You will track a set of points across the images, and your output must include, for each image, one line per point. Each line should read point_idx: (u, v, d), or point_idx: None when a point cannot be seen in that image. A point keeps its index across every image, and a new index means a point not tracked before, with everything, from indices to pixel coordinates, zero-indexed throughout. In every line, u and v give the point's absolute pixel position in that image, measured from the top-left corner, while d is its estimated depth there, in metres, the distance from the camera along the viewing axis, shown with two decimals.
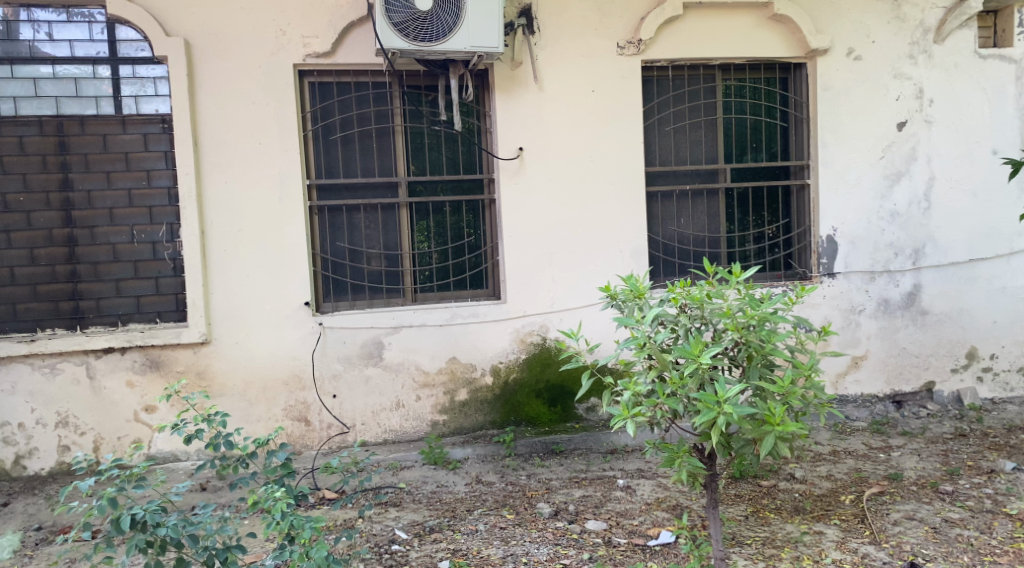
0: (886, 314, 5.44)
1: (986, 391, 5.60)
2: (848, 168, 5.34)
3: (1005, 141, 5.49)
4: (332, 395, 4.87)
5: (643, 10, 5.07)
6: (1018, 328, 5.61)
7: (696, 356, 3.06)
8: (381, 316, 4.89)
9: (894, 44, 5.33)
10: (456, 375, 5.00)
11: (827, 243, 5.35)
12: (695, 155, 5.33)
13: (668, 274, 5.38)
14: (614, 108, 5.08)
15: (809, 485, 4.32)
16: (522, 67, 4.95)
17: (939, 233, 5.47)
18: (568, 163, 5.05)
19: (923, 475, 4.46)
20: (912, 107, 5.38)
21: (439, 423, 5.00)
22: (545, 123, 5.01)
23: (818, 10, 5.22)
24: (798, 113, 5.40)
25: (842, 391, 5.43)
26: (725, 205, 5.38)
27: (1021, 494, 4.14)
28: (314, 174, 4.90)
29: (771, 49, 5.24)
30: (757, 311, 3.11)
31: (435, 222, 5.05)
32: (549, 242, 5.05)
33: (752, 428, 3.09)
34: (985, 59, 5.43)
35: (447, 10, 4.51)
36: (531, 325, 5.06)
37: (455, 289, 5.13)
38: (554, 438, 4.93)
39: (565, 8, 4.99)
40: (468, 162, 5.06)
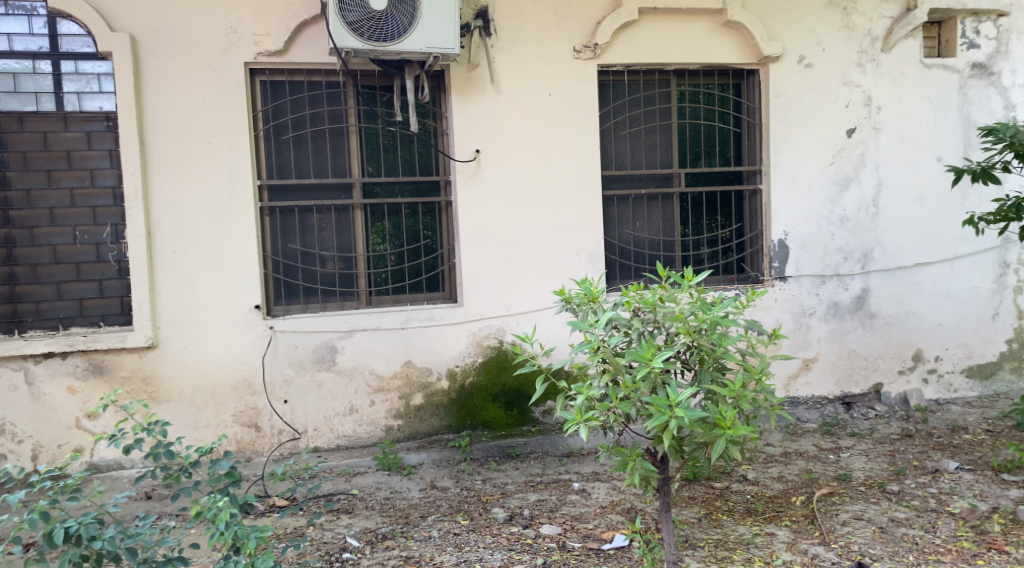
0: (836, 317, 5.54)
1: (931, 392, 5.73)
2: (800, 174, 5.43)
3: (949, 149, 5.63)
4: (283, 400, 4.78)
5: (599, 14, 5.09)
6: (962, 330, 5.76)
7: (648, 360, 3.06)
8: (333, 319, 4.81)
9: (843, 52, 5.44)
10: (411, 380, 4.94)
11: (779, 247, 5.43)
12: (650, 160, 5.37)
13: (624, 277, 5.40)
14: (570, 112, 5.09)
15: (761, 486, 4.37)
16: (478, 69, 4.93)
17: (887, 237, 5.59)
18: (525, 166, 5.04)
19: (872, 475, 4.54)
20: (861, 115, 5.49)
21: (393, 428, 4.94)
22: (501, 126, 4.99)
23: (770, 17, 5.30)
24: (751, 118, 5.47)
25: (793, 393, 5.51)
26: (679, 209, 5.42)
27: (964, 493, 4.24)
28: (265, 174, 4.81)
29: (725, 55, 5.31)
30: (709, 315, 3.13)
31: (390, 224, 4.99)
32: (506, 245, 5.03)
33: (703, 431, 3.11)
34: (930, 68, 5.58)
35: (402, 10, 4.47)
36: (487, 328, 5.03)
37: (411, 292, 5.08)
38: (510, 442, 4.92)
39: (522, 11, 4.98)
40: (424, 163, 5.02)
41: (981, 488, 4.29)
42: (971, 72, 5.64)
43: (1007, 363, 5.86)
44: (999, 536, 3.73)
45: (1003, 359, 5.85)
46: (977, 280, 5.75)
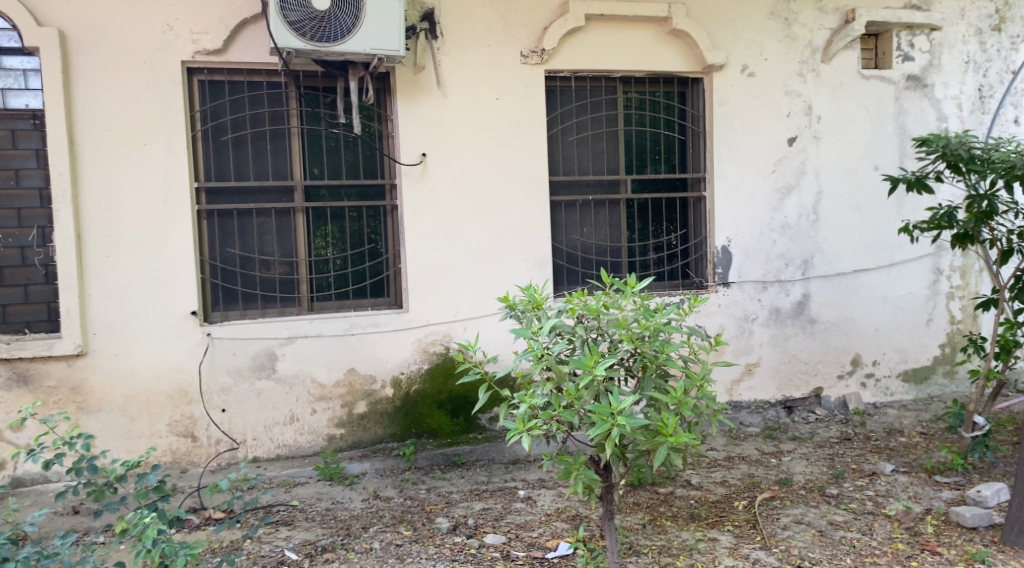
0: (778, 323, 5.62)
1: (870, 396, 5.86)
2: (743, 181, 5.50)
3: (886, 158, 5.78)
4: (221, 409, 4.65)
5: (546, 19, 5.08)
6: (898, 335, 5.91)
7: (591, 367, 3.05)
8: (274, 326, 4.70)
9: (785, 62, 5.54)
10: (354, 388, 4.85)
11: (722, 253, 5.49)
12: (597, 165, 5.37)
13: (571, 283, 5.40)
14: (516, 117, 5.06)
15: (704, 491, 4.40)
16: (424, 72, 4.88)
17: (827, 244, 5.70)
18: (471, 171, 5.00)
19: (812, 479, 4.61)
20: (802, 124, 5.60)
21: (336, 437, 4.84)
22: (447, 129, 4.94)
23: (714, 26, 5.37)
24: (695, 126, 5.53)
25: (736, 397, 5.57)
26: (625, 215, 5.44)
27: (899, 495, 4.34)
28: (203, 177, 4.67)
29: (670, 63, 5.35)
30: (651, 322, 3.14)
31: (333, 228, 4.89)
32: (452, 250, 4.98)
33: (646, 439, 3.11)
34: (867, 80, 5.72)
35: (346, 10, 4.39)
36: (434, 334, 4.96)
37: (354, 297, 4.98)
38: (455, 450, 4.87)
39: (468, 14, 4.94)
40: (369, 166, 4.93)
41: (915, 490, 4.39)
42: (906, 84, 5.80)
43: (941, 367, 6.03)
44: (932, 538, 3.81)
45: (937, 363, 6.02)
46: (912, 287, 5.90)
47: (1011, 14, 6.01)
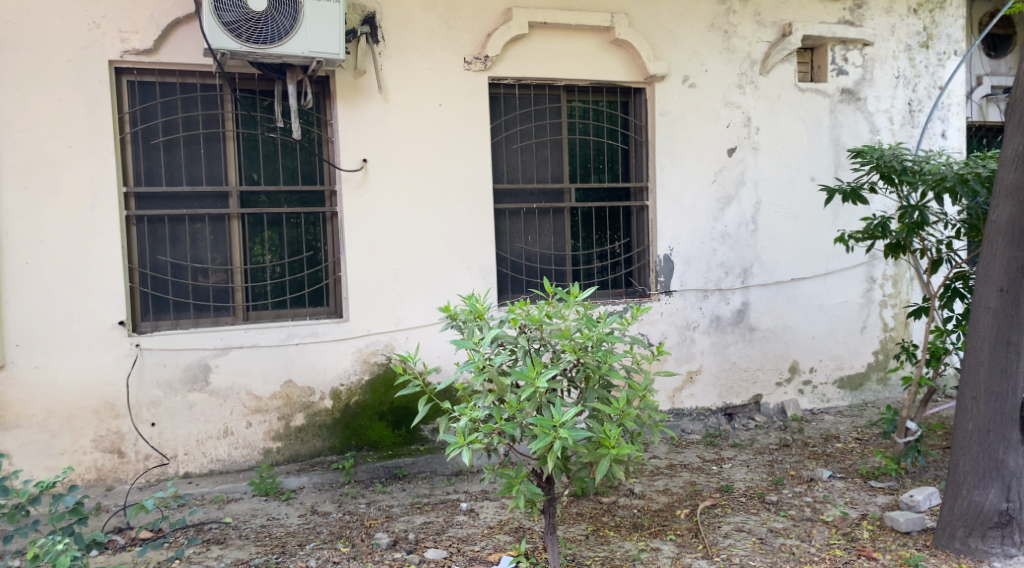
0: (718, 330, 5.68)
1: (806, 402, 5.97)
2: (685, 191, 5.55)
3: (822, 169, 5.90)
4: (150, 423, 4.47)
5: (489, 26, 5.05)
6: (834, 343, 6.04)
7: (533, 379, 3.02)
8: (207, 336, 4.53)
9: (724, 74, 5.62)
10: (292, 400, 4.71)
11: (664, 262, 5.52)
12: (541, 174, 5.35)
13: (516, 291, 5.35)
14: (460, 124, 5.01)
15: (647, 500, 4.41)
16: (365, 76, 4.79)
17: (765, 253, 5.79)
18: (414, 178, 4.92)
19: (752, 486, 4.65)
20: (741, 135, 5.68)
21: (272, 451, 4.71)
22: (389, 135, 4.85)
23: (656, 37, 5.42)
24: (638, 136, 5.55)
25: (678, 405, 5.61)
26: (569, 224, 5.42)
27: (837, 501, 4.41)
28: (132, 182, 4.49)
29: (613, 72, 5.37)
30: (594, 332, 3.11)
31: (271, 235, 4.75)
32: (394, 258, 4.89)
33: (589, 451, 3.08)
34: (803, 92, 5.84)
35: (283, 12, 4.28)
36: (375, 344, 4.86)
37: (292, 307, 4.84)
38: (397, 462, 4.76)
39: (410, 19, 4.88)
40: (308, 172, 4.82)
41: (851, 495, 4.47)
42: (841, 97, 5.94)
43: (874, 373, 6.18)
44: (868, 543, 3.87)
45: (870, 370, 6.16)
46: (847, 295, 6.04)
47: (938, 31, 6.21)
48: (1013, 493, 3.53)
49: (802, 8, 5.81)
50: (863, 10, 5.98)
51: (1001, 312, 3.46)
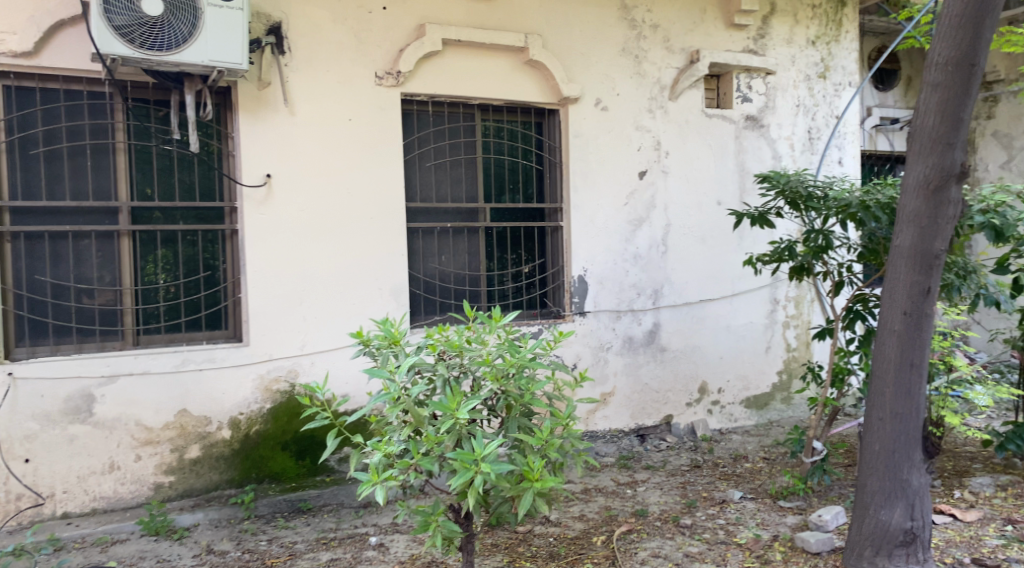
0: (631, 351, 5.68)
1: (715, 422, 6.04)
2: (598, 212, 5.54)
3: (728, 194, 6.02)
4: (23, 460, 4.07)
5: (401, 41, 4.91)
6: (740, 363, 6.14)
7: (453, 411, 2.90)
8: (92, 363, 4.18)
9: (636, 98, 5.66)
10: (186, 430, 4.40)
11: (579, 283, 5.49)
12: (455, 193, 5.22)
13: (429, 313, 5.19)
14: (370, 139, 4.83)
15: (563, 527, 4.32)
16: (270, 88, 4.56)
17: (675, 275, 5.84)
18: (322, 195, 4.71)
19: (666, 510, 4.64)
20: (651, 158, 5.73)
21: (164, 486, 4.37)
22: (295, 150, 4.64)
23: (568, 59, 5.41)
24: (552, 157, 5.52)
25: (592, 427, 5.55)
26: (484, 243, 5.31)
27: (749, 522, 4.43)
28: (7, 196, 4.12)
29: (527, 93, 5.32)
30: (517, 358, 3.05)
31: (164, 253, 4.45)
32: (299, 279, 4.65)
33: (511, 485, 2.97)
34: (710, 118, 5.95)
35: (181, 18, 4.02)
36: (278, 370, 4.60)
37: (187, 330, 4.53)
38: (301, 496, 4.52)
39: (318, 30, 4.69)
40: (206, 188, 4.54)
41: (762, 516, 4.51)
42: (745, 124, 6.10)
43: (779, 393, 6.32)
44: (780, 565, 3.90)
45: (775, 390, 6.30)
46: (752, 316, 6.17)
47: (834, 63, 6.48)
48: (916, 511, 3.60)
49: (709, 36, 5.94)
50: (765, 40, 6.17)
51: (905, 334, 3.51)
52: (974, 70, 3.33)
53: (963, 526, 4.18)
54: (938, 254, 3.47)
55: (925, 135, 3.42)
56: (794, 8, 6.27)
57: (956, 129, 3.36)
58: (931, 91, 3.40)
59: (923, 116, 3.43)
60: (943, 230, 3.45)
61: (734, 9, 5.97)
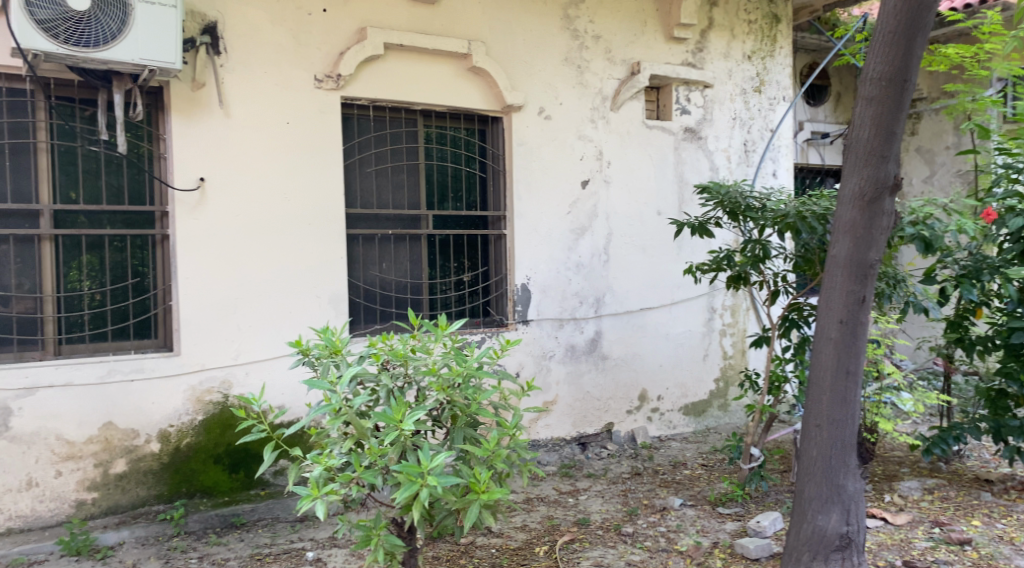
0: (573, 360, 5.68)
1: (655, 429, 6.08)
2: (541, 221, 5.53)
3: (667, 204, 6.09)
4: None
5: (342, 45, 4.82)
6: (679, 371, 6.21)
7: (397, 422, 2.83)
8: (9, 374, 3.96)
9: (578, 108, 5.68)
10: (112, 444, 4.19)
11: (521, 291, 5.47)
12: (396, 200, 5.14)
13: (369, 321, 5.09)
14: (309, 143, 4.72)
15: (505, 538, 4.27)
16: (204, 89, 4.41)
17: (617, 283, 5.88)
18: (258, 200, 4.57)
19: (608, 518, 4.63)
20: (593, 168, 5.75)
21: (86, 502, 4.15)
22: (231, 153, 4.49)
23: (511, 67, 5.40)
24: (495, 164, 5.49)
25: (535, 435, 5.52)
26: (426, 251, 5.24)
27: (689, 529, 4.46)
28: None
29: (470, 100, 5.28)
30: (464, 368, 3.01)
31: (90, 259, 4.25)
32: (233, 286, 4.50)
33: (457, 498, 2.90)
34: (651, 129, 6.02)
35: (109, 14, 3.86)
36: (211, 381, 4.43)
37: (113, 339, 4.33)
38: (234, 510, 4.39)
39: (256, 31, 4.56)
40: (136, 191, 4.36)
41: (703, 523, 4.54)
42: (684, 135, 6.19)
43: (716, 400, 6.41)
44: None
45: (712, 397, 6.39)
46: (691, 324, 6.25)
47: (769, 78, 6.63)
48: (852, 516, 3.66)
49: (649, 49, 6.01)
50: (703, 54, 6.27)
51: (842, 342, 3.59)
52: (906, 86, 3.43)
53: (893, 529, 4.28)
54: (872, 264, 3.55)
55: (860, 147, 3.51)
56: (731, 23, 6.40)
57: (889, 143, 3.46)
58: (866, 105, 3.49)
59: (859, 129, 3.51)
60: (877, 240, 3.54)
61: (674, 23, 6.05)
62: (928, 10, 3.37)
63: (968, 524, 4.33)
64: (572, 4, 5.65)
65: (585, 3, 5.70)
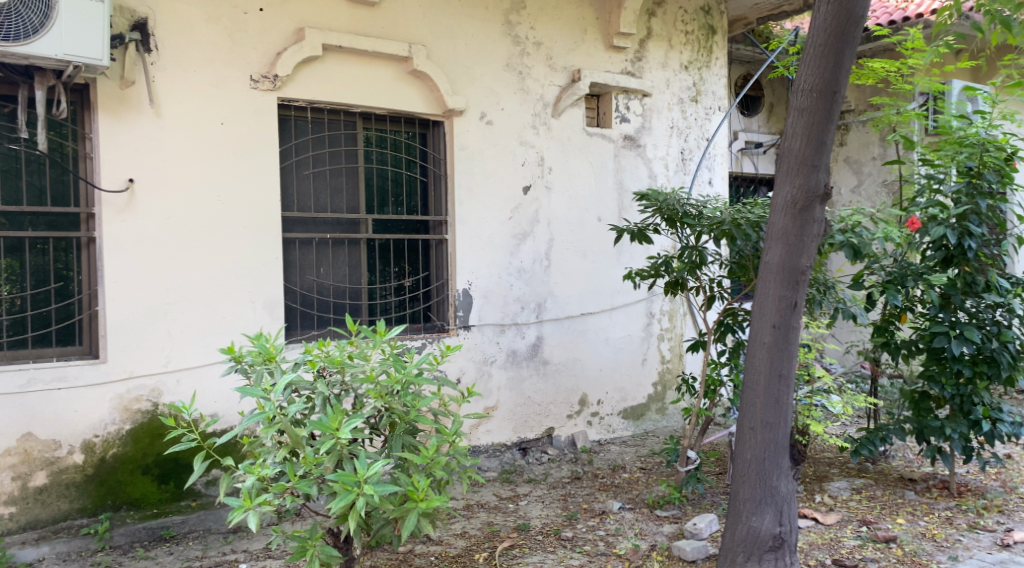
0: (514, 365, 5.68)
1: (595, 433, 6.12)
2: (482, 226, 5.52)
3: (608, 210, 6.15)
4: None
5: (279, 45, 4.72)
6: (618, 376, 6.27)
7: (334, 431, 2.78)
8: None
9: (519, 114, 5.69)
10: (31, 456, 4.01)
11: (463, 296, 5.44)
12: (335, 203, 5.06)
13: (306, 327, 4.99)
14: (244, 144, 4.61)
15: (445, 546, 4.24)
16: (134, 87, 4.27)
17: (558, 289, 5.90)
18: (190, 203, 4.45)
19: (548, 523, 4.64)
20: (535, 174, 5.77)
21: (4, 518, 3.96)
22: (161, 154, 4.36)
23: (452, 71, 5.38)
24: (436, 169, 5.46)
25: (475, 441, 5.49)
26: (366, 255, 5.18)
27: (627, 533, 4.50)
28: None
29: (410, 103, 5.24)
30: (402, 375, 2.97)
31: (9, 263, 4.07)
32: (163, 290, 4.36)
33: (394, 506, 2.86)
34: (591, 136, 6.07)
35: (32, 6, 3.71)
36: (139, 389, 4.28)
37: (35, 347, 4.15)
38: (163, 523, 4.26)
39: (189, 29, 4.43)
40: (59, 192, 4.20)
41: (640, 526, 4.59)
42: (623, 143, 6.26)
43: (654, 404, 6.50)
44: None
45: (650, 401, 6.47)
46: (630, 329, 6.32)
47: (705, 88, 6.77)
48: (785, 517, 3.74)
49: (590, 56, 6.07)
50: (642, 63, 6.37)
51: (774, 346, 3.67)
52: (835, 98, 3.53)
53: (823, 529, 4.40)
54: (804, 270, 3.64)
55: (791, 157, 3.61)
56: (668, 34, 6.51)
57: (819, 153, 3.56)
58: (798, 116, 3.59)
59: (790, 139, 3.61)
60: (808, 247, 3.63)
61: (613, 31, 6.13)
62: (856, 25, 3.48)
63: (893, 522, 4.48)
64: (513, 10, 5.66)
65: (526, 10, 5.73)
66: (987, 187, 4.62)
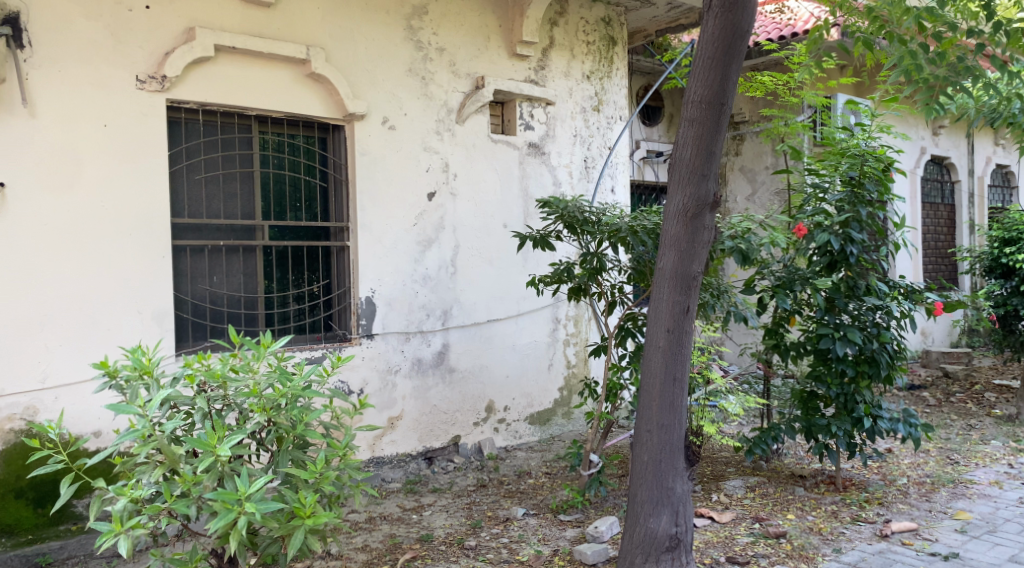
0: (419, 373, 5.61)
1: (501, 439, 6.12)
2: (385, 233, 5.43)
3: (512, 217, 6.18)
4: None
5: (167, 44, 4.52)
6: (525, 381, 6.30)
7: (213, 448, 2.69)
8: None
9: (422, 120, 5.64)
10: None
11: (365, 304, 5.34)
12: (228, 209, 4.88)
13: (199, 338, 4.78)
14: (129, 147, 4.40)
15: (344, 560, 4.16)
16: (4, 85, 4.02)
17: (463, 296, 5.88)
18: (69, 208, 4.21)
19: (451, 532, 4.60)
20: (439, 180, 5.73)
21: None
22: (36, 156, 4.12)
23: (352, 75, 5.29)
24: (337, 173, 5.35)
25: (378, 452, 5.39)
26: (262, 264, 5.03)
27: (531, 539, 4.50)
28: None
29: (308, 107, 5.12)
30: (289, 388, 2.90)
31: None
32: (38, 301, 4.11)
33: (280, 524, 2.77)
34: (496, 143, 6.08)
35: None
36: (11, 407, 4.02)
37: None
38: (38, 550, 4.02)
39: (66, 25, 4.20)
40: None
41: (544, 532, 4.60)
42: (528, 150, 6.30)
43: (560, 409, 6.56)
44: None
45: (556, 405, 6.53)
46: (535, 335, 6.36)
47: (607, 97, 6.89)
48: (680, 517, 3.81)
49: (493, 64, 6.09)
50: (545, 72, 6.43)
51: (669, 349, 3.75)
52: (723, 110, 3.65)
53: (719, 527, 4.52)
54: (695, 276, 3.73)
55: (683, 166, 3.70)
56: (570, 43, 6.60)
57: (708, 162, 3.67)
58: (688, 126, 3.69)
59: (682, 148, 3.71)
60: (698, 254, 3.73)
61: (516, 40, 6.17)
62: (742, 38, 3.60)
63: (783, 517, 4.65)
64: (415, 15, 5.62)
65: (428, 16, 5.69)
66: (867, 196, 4.87)
